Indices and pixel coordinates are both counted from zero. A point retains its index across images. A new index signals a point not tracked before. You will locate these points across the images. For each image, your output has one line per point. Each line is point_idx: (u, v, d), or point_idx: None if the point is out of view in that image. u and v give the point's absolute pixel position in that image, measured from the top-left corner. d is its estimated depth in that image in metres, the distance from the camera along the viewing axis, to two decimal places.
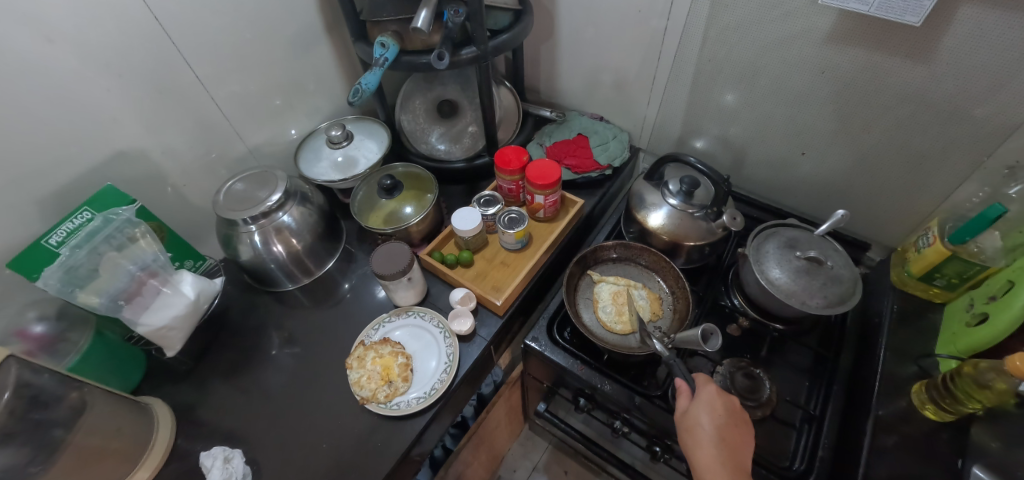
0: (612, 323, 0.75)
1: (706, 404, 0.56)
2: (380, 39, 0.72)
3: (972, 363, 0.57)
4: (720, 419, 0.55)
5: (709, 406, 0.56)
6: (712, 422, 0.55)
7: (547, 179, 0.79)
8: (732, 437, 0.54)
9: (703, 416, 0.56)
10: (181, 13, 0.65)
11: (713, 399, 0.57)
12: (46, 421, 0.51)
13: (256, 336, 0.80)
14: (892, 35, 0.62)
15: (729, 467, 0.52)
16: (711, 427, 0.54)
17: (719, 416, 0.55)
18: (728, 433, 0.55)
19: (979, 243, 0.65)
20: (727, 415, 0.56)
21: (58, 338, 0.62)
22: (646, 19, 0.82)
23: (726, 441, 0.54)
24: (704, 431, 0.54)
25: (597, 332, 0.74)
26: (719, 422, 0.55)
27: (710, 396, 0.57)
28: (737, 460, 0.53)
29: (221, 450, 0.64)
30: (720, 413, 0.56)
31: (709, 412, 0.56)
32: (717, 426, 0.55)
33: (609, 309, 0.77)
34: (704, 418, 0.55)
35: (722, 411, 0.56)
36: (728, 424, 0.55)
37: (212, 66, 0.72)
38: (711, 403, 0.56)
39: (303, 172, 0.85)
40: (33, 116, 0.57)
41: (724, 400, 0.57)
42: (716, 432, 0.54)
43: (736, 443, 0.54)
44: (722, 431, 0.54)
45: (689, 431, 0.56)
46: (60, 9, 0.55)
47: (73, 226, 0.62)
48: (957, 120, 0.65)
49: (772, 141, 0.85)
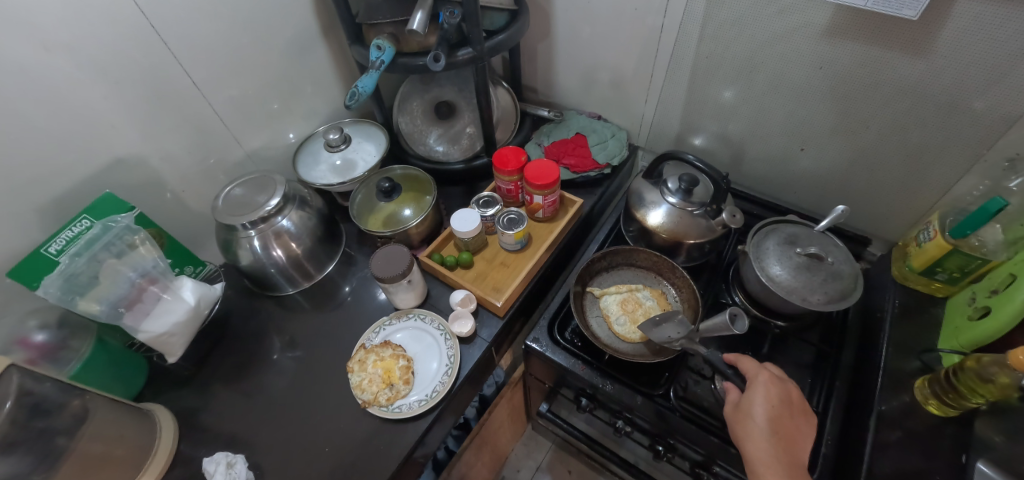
0: (631, 334, 0.74)
1: (763, 395, 0.57)
2: (375, 42, 0.72)
3: (973, 357, 0.57)
4: (775, 409, 0.56)
5: (765, 395, 0.57)
6: (766, 412, 0.55)
7: (546, 179, 0.79)
8: (786, 428, 0.55)
9: (758, 406, 0.56)
10: (177, 20, 0.65)
11: (769, 388, 0.57)
12: (49, 429, 0.51)
13: (257, 340, 0.80)
14: (890, 29, 0.62)
15: (784, 460, 0.52)
16: (765, 418, 0.55)
17: (774, 406, 0.56)
18: (782, 425, 0.55)
19: (980, 236, 0.64)
20: (782, 405, 0.56)
21: (60, 346, 0.62)
22: (643, 17, 0.82)
23: (779, 434, 0.54)
24: (757, 423, 0.55)
25: (620, 347, 0.73)
26: (774, 412, 0.55)
27: (766, 385, 0.58)
28: (792, 454, 0.53)
29: (223, 456, 0.64)
30: (776, 403, 0.56)
31: (765, 403, 0.56)
32: (772, 417, 0.55)
33: (622, 321, 0.75)
34: (759, 408, 0.56)
35: (777, 401, 0.56)
36: (783, 415, 0.56)
37: (209, 71, 0.72)
38: (767, 392, 0.57)
39: (302, 176, 0.85)
40: (30, 124, 0.57)
41: (779, 389, 0.58)
42: (769, 423, 0.55)
43: (789, 435, 0.55)
44: (776, 423, 0.55)
45: (741, 423, 0.56)
46: (56, 16, 0.55)
47: (73, 234, 0.63)
48: (956, 114, 0.64)
49: (771, 137, 0.85)
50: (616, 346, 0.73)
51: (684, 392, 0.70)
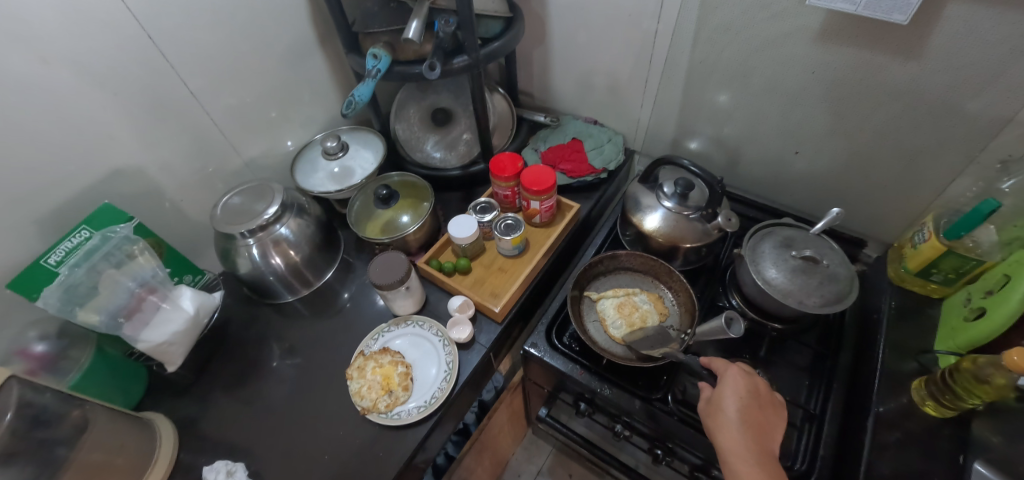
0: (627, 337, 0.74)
1: (732, 388, 0.57)
2: (372, 50, 0.72)
3: (970, 358, 0.57)
4: (744, 402, 0.56)
5: (734, 388, 0.57)
6: (736, 405, 0.56)
7: (542, 184, 0.80)
8: (756, 419, 0.55)
9: (728, 400, 0.56)
10: (174, 30, 0.66)
11: (738, 381, 0.57)
12: (49, 439, 0.52)
13: (257, 348, 0.80)
14: (881, 33, 0.62)
15: (756, 451, 0.52)
16: (736, 411, 0.55)
17: (743, 398, 0.56)
18: (753, 416, 0.55)
19: (975, 237, 0.65)
20: (752, 396, 0.57)
21: (59, 356, 0.63)
22: (637, 23, 0.83)
23: (751, 425, 0.54)
24: (729, 416, 0.55)
25: (615, 350, 0.73)
26: (744, 405, 0.56)
27: (735, 379, 0.58)
28: (763, 445, 0.53)
29: (223, 464, 0.64)
30: (745, 395, 0.56)
31: (734, 396, 0.56)
32: (743, 409, 0.55)
33: (618, 324, 0.75)
34: (729, 401, 0.56)
35: (746, 393, 0.57)
36: (753, 406, 0.56)
37: (207, 81, 0.73)
38: (736, 385, 0.57)
39: (300, 184, 0.86)
40: (32, 137, 0.57)
41: (748, 381, 0.58)
42: (740, 415, 0.55)
43: (760, 426, 0.55)
44: (746, 414, 0.55)
45: (713, 417, 0.56)
46: (54, 29, 0.55)
47: (73, 245, 0.63)
48: (948, 116, 0.65)
49: (766, 140, 0.86)
50: (612, 350, 0.73)
51: (683, 395, 0.70)
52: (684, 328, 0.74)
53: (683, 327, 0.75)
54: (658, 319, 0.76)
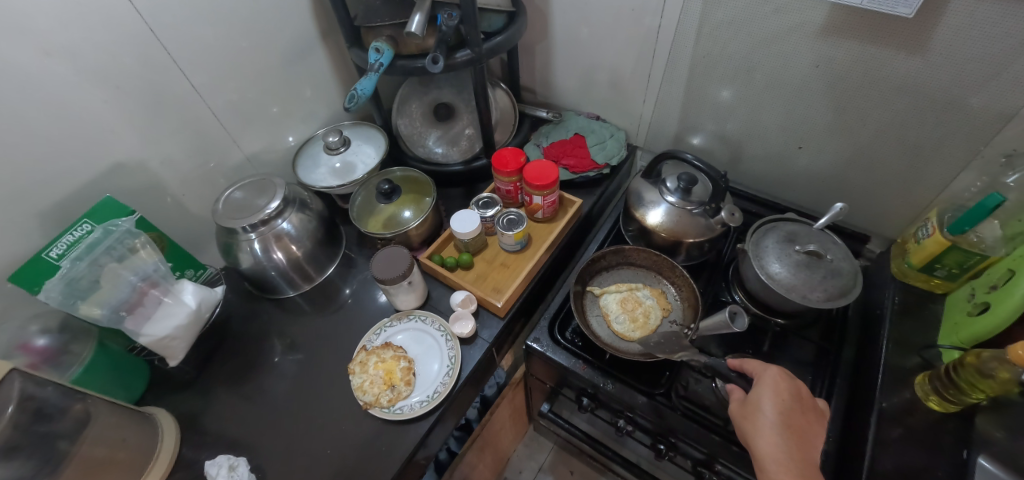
0: (629, 332, 0.74)
1: (771, 391, 0.57)
2: (374, 44, 0.72)
3: (974, 353, 0.57)
4: (785, 405, 0.56)
5: (774, 390, 0.57)
6: (776, 407, 0.55)
7: (545, 179, 0.79)
8: (796, 423, 0.55)
9: (767, 403, 0.56)
10: (176, 24, 0.65)
11: (777, 383, 0.57)
12: (51, 433, 0.51)
13: (258, 343, 0.80)
14: (886, 27, 0.62)
15: (795, 456, 0.52)
16: (775, 414, 0.55)
17: (783, 401, 0.56)
18: (793, 420, 0.55)
19: (979, 232, 0.65)
20: (792, 399, 0.56)
21: (61, 350, 0.63)
22: (640, 17, 0.82)
23: (790, 429, 0.54)
24: (767, 419, 0.55)
25: (623, 346, 0.73)
26: (783, 408, 0.55)
27: (775, 381, 0.57)
28: (803, 449, 0.53)
29: (225, 459, 0.64)
30: (786, 399, 0.56)
31: (773, 399, 0.56)
32: (782, 413, 0.55)
33: (622, 319, 0.75)
34: (767, 404, 0.56)
35: (787, 396, 0.56)
36: (793, 410, 0.56)
37: (208, 75, 0.72)
38: (775, 387, 0.57)
39: (302, 179, 0.85)
40: (33, 130, 0.57)
41: (788, 384, 0.57)
42: (779, 419, 0.55)
43: (799, 429, 0.55)
44: (786, 418, 0.55)
45: (749, 419, 0.56)
46: (55, 22, 0.55)
47: (74, 239, 0.62)
48: (953, 110, 0.65)
49: (769, 135, 0.85)
50: (616, 345, 0.73)
51: (686, 391, 0.70)
52: (687, 324, 0.74)
53: (686, 322, 0.75)
54: (660, 316, 0.76)
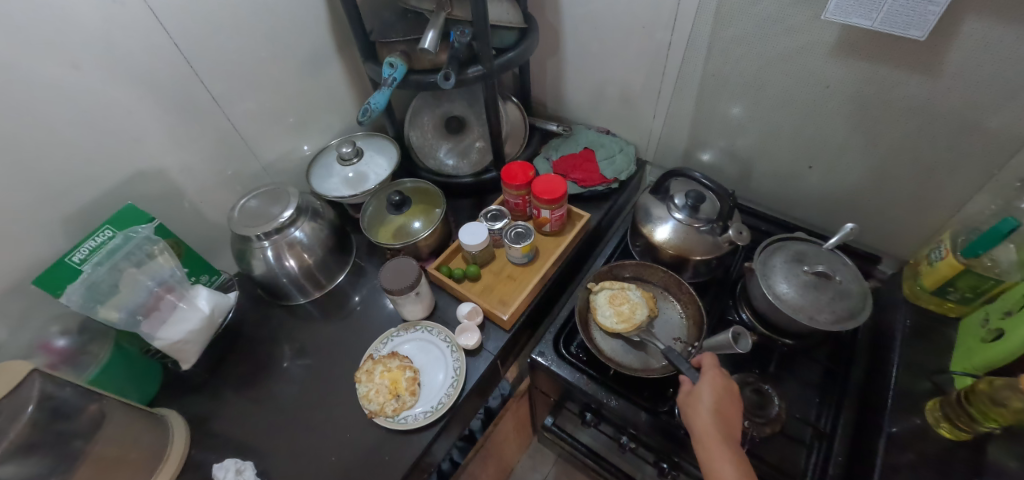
0: (613, 326, 0.74)
1: (710, 382, 0.58)
2: (389, 59, 0.74)
3: (987, 380, 0.56)
4: (722, 395, 0.57)
5: (713, 382, 0.58)
6: (713, 396, 0.57)
7: (553, 193, 0.80)
8: (731, 412, 0.56)
9: (705, 392, 0.57)
10: (199, 38, 0.68)
11: (717, 377, 0.59)
12: (67, 432, 0.53)
13: (269, 348, 0.81)
14: (898, 49, 0.62)
15: (729, 438, 0.53)
16: (712, 400, 0.56)
17: (720, 392, 0.57)
18: (729, 409, 0.56)
19: (993, 256, 0.64)
20: (729, 391, 0.58)
21: (80, 351, 0.65)
22: (652, 34, 0.83)
23: (725, 415, 0.56)
24: (705, 404, 0.56)
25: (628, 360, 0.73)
26: (720, 397, 0.57)
27: (714, 375, 0.59)
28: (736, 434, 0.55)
29: (232, 462, 0.65)
30: (722, 389, 0.58)
31: (711, 389, 0.58)
32: (718, 402, 0.56)
33: (608, 314, 0.75)
34: (706, 392, 0.57)
35: (724, 388, 0.58)
36: (729, 400, 0.57)
37: (227, 87, 0.75)
38: (714, 379, 0.58)
39: (315, 188, 0.87)
40: (62, 138, 0.60)
41: (726, 378, 0.59)
42: (716, 405, 0.56)
43: (734, 417, 0.56)
44: (722, 405, 0.56)
45: (690, 406, 0.57)
46: (88, 38, 0.58)
47: (96, 244, 0.65)
48: (967, 132, 0.64)
49: (779, 153, 0.85)
50: (620, 360, 0.73)
51: None
52: (691, 342, 0.74)
53: (691, 341, 0.74)
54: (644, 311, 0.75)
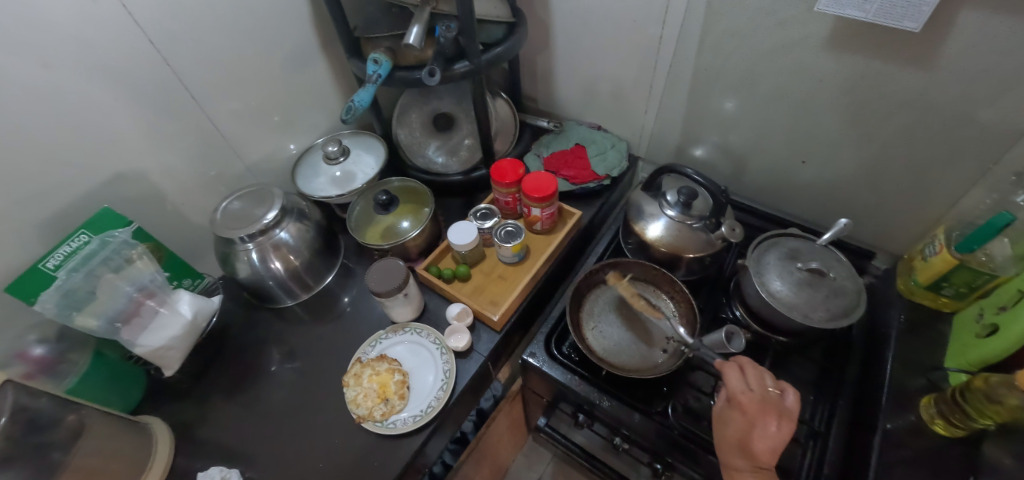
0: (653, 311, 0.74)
1: (734, 407, 0.55)
2: (373, 55, 0.72)
3: (982, 377, 0.55)
4: (743, 421, 0.53)
5: (736, 407, 0.55)
6: (736, 424, 0.54)
7: (544, 191, 0.79)
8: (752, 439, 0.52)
9: (731, 420, 0.54)
10: (177, 36, 0.66)
11: (737, 399, 0.55)
12: (44, 444, 0.52)
13: (256, 352, 0.80)
14: (893, 41, 0.60)
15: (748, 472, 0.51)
16: (734, 431, 0.53)
17: (743, 417, 0.53)
18: (747, 434, 0.52)
19: (988, 250, 0.63)
20: (752, 413, 0.53)
21: (58, 359, 0.63)
22: (643, 27, 0.81)
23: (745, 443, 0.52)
24: (728, 436, 0.54)
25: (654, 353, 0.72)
26: (740, 423, 0.53)
27: (736, 396, 0.55)
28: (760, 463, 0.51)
29: (218, 471, 0.64)
30: (745, 413, 0.54)
31: (736, 416, 0.54)
32: (741, 430, 0.53)
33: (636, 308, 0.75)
34: (731, 421, 0.54)
35: (745, 411, 0.54)
36: (750, 424, 0.53)
37: (207, 85, 0.72)
38: (736, 404, 0.55)
39: (301, 189, 0.85)
40: (32, 141, 0.57)
41: (748, 397, 0.54)
42: (736, 435, 0.53)
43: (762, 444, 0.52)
44: (742, 433, 0.53)
45: (718, 436, 0.56)
46: (58, 37, 0.55)
47: (70, 249, 0.62)
48: (962, 126, 0.63)
49: (773, 148, 0.84)
50: (613, 361, 0.72)
51: (683, 408, 0.68)
52: None
53: None
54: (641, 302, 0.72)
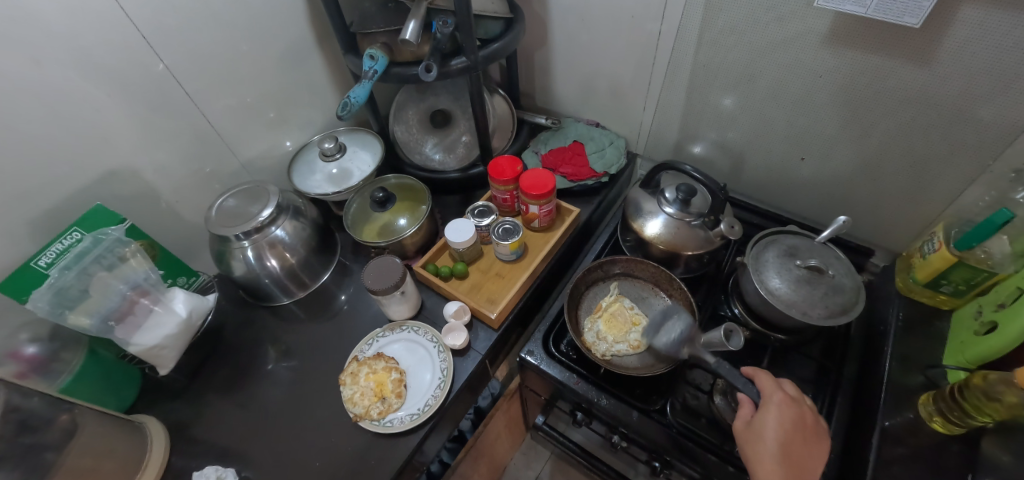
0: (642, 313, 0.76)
1: (775, 416, 0.54)
2: (369, 51, 0.71)
3: (980, 374, 0.55)
4: (786, 432, 0.53)
5: (779, 417, 0.54)
6: (778, 434, 0.53)
7: (542, 188, 0.78)
8: (796, 454, 0.52)
9: (770, 428, 0.53)
10: (169, 31, 0.65)
11: (782, 411, 0.54)
12: (36, 444, 0.51)
13: (252, 351, 0.79)
14: (892, 37, 0.60)
15: None
16: (777, 441, 0.52)
17: (787, 429, 0.53)
18: (792, 449, 0.52)
19: (987, 248, 0.62)
20: (795, 427, 0.53)
21: (51, 358, 0.63)
22: (641, 23, 0.81)
23: (789, 457, 0.51)
24: (769, 445, 0.52)
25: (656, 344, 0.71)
26: (784, 434, 0.53)
27: (779, 407, 0.55)
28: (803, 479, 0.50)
29: (213, 470, 0.63)
30: (788, 425, 0.53)
31: (778, 425, 0.53)
32: (784, 442, 0.52)
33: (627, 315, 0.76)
34: (771, 429, 0.53)
35: (790, 423, 0.54)
36: (794, 438, 0.53)
37: (202, 82, 0.72)
38: (780, 414, 0.54)
39: (297, 186, 0.85)
40: (20, 137, 0.56)
41: (794, 412, 0.54)
42: (780, 445, 0.52)
43: (800, 458, 0.52)
44: (787, 446, 0.52)
45: (749, 442, 0.54)
46: (45, 31, 0.54)
47: (63, 247, 0.62)
48: (961, 123, 0.63)
49: (771, 145, 0.84)
50: (612, 358, 0.71)
51: (682, 406, 0.68)
52: None
53: None
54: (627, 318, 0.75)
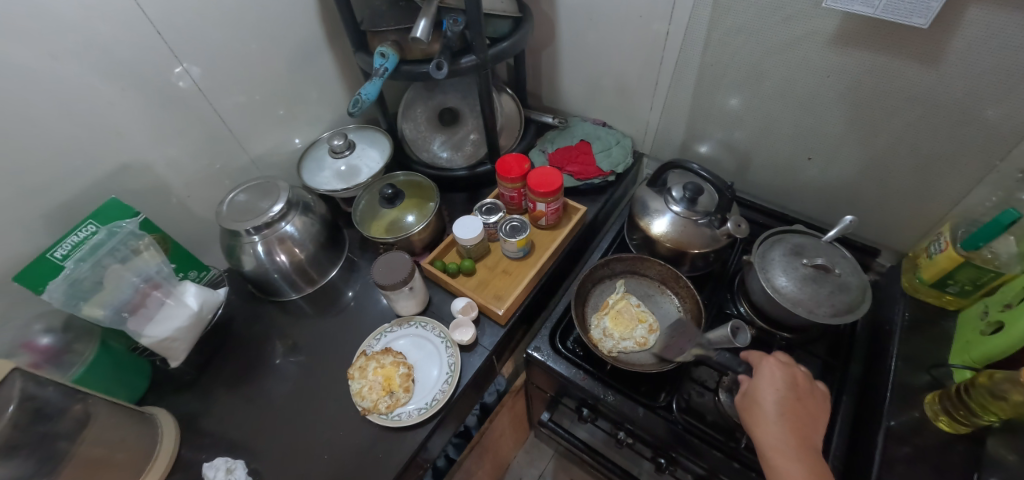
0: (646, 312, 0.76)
1: (767, 381, 0.56)
2: (380, 49, 0.72)
3: (986, 374, 0.55)
4: (782, 394, 0.55)
5: (771, 382, 0.56)
6: (775, 397, 0.55)
7: (549, 186, 0.79)
8: (794, 413, 0.54)
9: (767, 392, 0.56)
10: (183, 27, 0.66)
11: (774, 375, 0.56)
12: (50, 433, 0.52)
13: (260, 345, 0.80)
14: (900, 37, 0.61)
15: (795, 443, 0.52)
16: (775, 404, 0.54)
17: (781, 391, 0.55)
18: (791, 408, 0.54)
19: (993, 249, 0.63)
20: (788, 389, 0.56)
21: (64, 350, 0.63)
22: (648, 23, 0.81)
23: (789, 418, 0.53)
24: (766, 408, 0.54)
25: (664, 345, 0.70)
26: (781, 395, 0.55)
27: (771, 370, 0.57)
28: (803, 436, 0.53)
29: (223, 461, 0.64)
30: (782, 387, 0.56)
31: (773, 389, 0.56)
32: (781, 403, 0.54)
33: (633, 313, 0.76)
34: (767, 394, 0.55)
35: (783, 384, 0.56)
36: (790, 398, 0.55)
37: (214, 78, 0.73)
38: (772, 378, 0.56)
39: (306, 182, 0.86)
40: (36, 130, 0.57)
41: (785, 373, 0.57)
42: (778, 407, 0.54)
43: (799, 418, 0.54)
44: (784, 406, 0.54)
45: (749, 410, 0.56)
46: (63, 26, 0.55)
47: (78, 239, 0.63)
48: (968, 123, 0.63)
49: (777, 145, 0.84)
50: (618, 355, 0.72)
51: (687, 403, 0.68)
52: None
53: None
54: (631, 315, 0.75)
